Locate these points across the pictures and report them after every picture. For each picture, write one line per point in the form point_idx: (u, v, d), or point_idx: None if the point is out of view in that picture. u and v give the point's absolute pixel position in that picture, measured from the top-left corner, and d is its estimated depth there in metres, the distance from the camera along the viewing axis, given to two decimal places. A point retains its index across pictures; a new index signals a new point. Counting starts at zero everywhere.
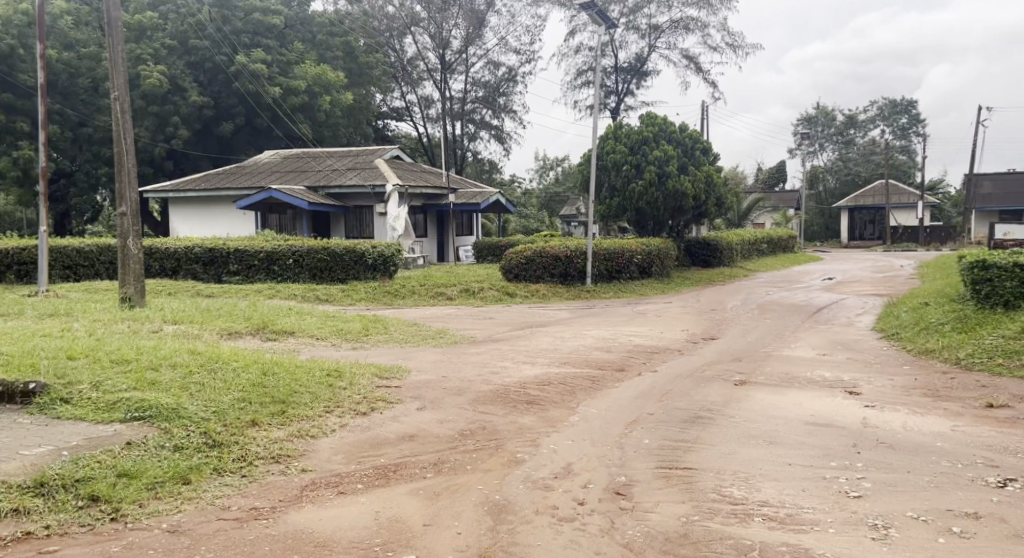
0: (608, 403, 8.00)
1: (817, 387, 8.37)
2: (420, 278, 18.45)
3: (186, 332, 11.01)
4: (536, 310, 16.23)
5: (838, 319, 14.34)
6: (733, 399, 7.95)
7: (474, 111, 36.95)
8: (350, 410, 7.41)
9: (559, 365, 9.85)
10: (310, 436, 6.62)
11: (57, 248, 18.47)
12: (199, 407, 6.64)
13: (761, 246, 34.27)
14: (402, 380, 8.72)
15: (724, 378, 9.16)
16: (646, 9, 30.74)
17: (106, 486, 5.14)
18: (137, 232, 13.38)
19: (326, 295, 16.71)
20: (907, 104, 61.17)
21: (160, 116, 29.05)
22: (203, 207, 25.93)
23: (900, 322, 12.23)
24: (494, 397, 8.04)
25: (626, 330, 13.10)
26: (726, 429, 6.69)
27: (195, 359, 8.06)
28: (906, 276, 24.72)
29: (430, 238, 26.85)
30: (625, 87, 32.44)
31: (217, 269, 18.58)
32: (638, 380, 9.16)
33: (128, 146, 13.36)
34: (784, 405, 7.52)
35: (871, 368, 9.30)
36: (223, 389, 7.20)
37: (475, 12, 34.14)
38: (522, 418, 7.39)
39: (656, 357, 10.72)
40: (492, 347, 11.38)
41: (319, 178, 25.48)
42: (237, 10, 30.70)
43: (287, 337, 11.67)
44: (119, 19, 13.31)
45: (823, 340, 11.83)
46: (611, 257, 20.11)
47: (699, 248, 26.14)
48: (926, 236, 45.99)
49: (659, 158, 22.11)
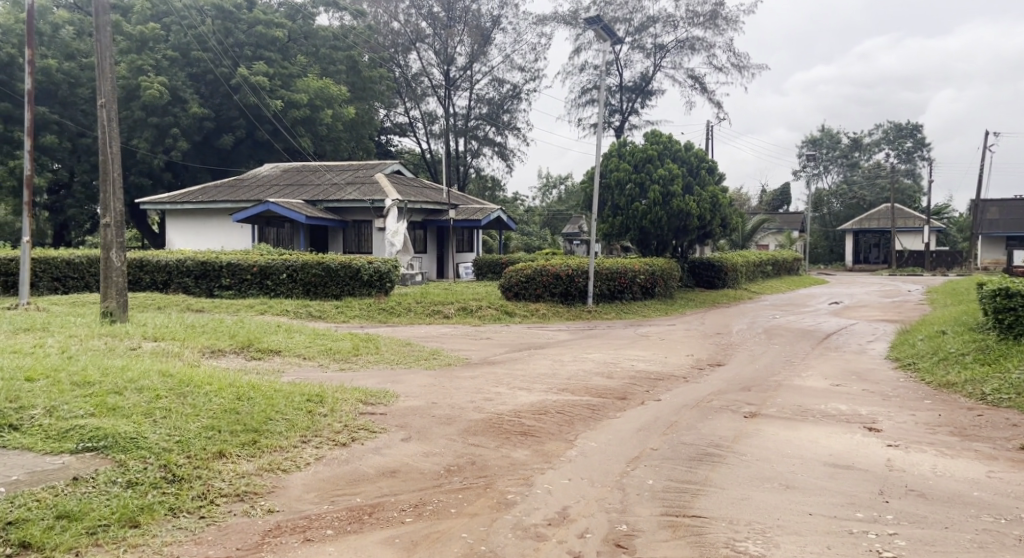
0: (608, 436, 7.42)
1: (833, 422, 7.78)
2: (417, 295, 17.91)
3: (166, 350, 10.46)
4: (535, 331, 15.65)
5: (849, 346, 13.74)
6: (742, 433, 7.37)
7: (477, 128, 36.50)
8: (328, 440, 6.83)
9: (556, 392, 9.26)
10: (282, 470, 6.05)
11: (46, 259, 17.98)
12: (162, 435, 6.09)
13: (766, 268, 33.79)
14: (388, 406, 8.13)
15: (732, 410, 8.57)
16: (652, 28, 30.38)
17: (40, 530, 4.67)
18: (120, 245, 12.86)
19: (319, 312, 16.17)
20: (913, 128, 60.79)
21: (160, 127, 28.69)
22: (199, 219, 25.45)
23: (916, 351, 11.64)
24: (486, 428, 7.46)
25: (629, 354, 12.53)
26: (737, 470, 6.11)
27: (166, 382, 7.47)
28: (915, 302, 24.10)
29: (429, 255, 26.35)
30: (630, 106, 32.05)
31: (208, 283, 18.03)
32: (641, 410, 8.57)
33: (113, 153, 12.83)
34: (799, 443, 6.92)
35: (890, 402, 8.71)
36: (190, 416, 6.62)
37: (480, 28, 33.86)
38: (515, 452, 6.80)
39: (661, 384, 10.13)
40: (486, 370, 10.77)
41: (317, 192, 24.97)
42: (240, 22, 30.42)
43: (272, 356, 11.12)
44: (109, 22, 12.83)
45: (836, 368, 11.23)
46: (613, 277, 19.53)
47: (703, 269, 25.62)
48: (932, 261, 45.31)
49: (664, 176, 21.62)
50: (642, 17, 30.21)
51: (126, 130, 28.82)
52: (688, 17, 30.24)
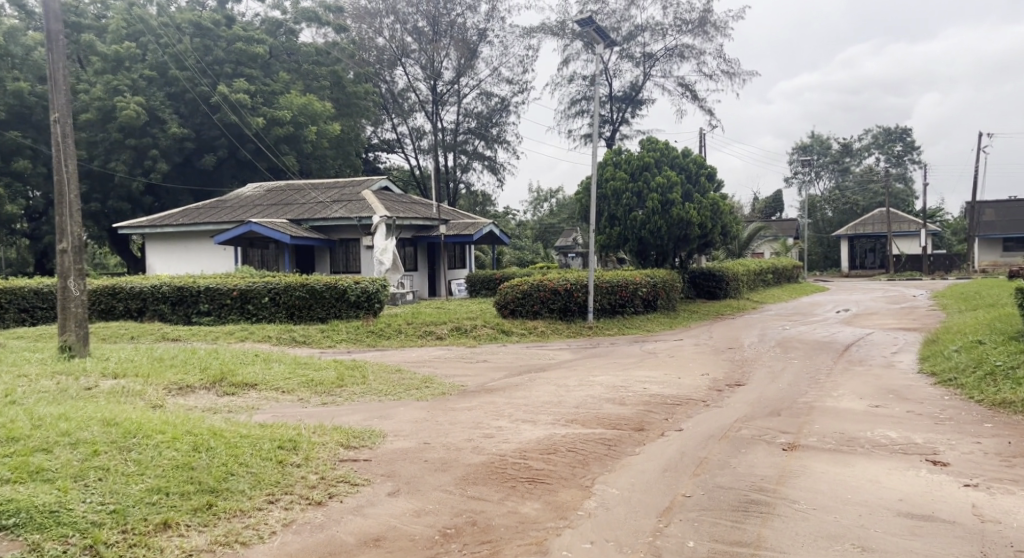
0: (630, 480, 6.35)
1: (887, 453, 6.76)
2: (408, 316, 16.78)
3: (127, 389, 9.35)
4: (534, 351, 14.57)
5: (875, 359, 12.72)
6: (788, 472, 6.30)
7: (466, 142, 35.56)
8: (301, 499, 5.74)
9: (564, 425, 8.15)
10: (241, 543, 5.07)
11: (12, 289, 16.75)
12: (92, 504, 5.12)
13: (766, 276, 32.91)
14: (373, 450, 7.01)
15: (767, 440, 7.49)
16: (641, 37, 29.55)
17: None
18: (78, 272, 11.75)
19: (304, 336, 15.10)
20: (902, 131, 59.98)
21: (139, 149, 27.62)
22: (181, 243, 24.25)
23: (954, 364, 10.60)
24: (487, 475, 6.36)
25: (639, 375, 11.43)
26: (794, 526, 5.13)
27: (109, 432, 6.32)
28: (927, 308, 23.01)
29: (420, 272, 25.22)
30: (620, 116, 31.16)
31: (186, 309, 16.85)
32: (662, 444, 7.47)
33: (69, 173, 11.67)
34: (858, 482, 5.91)
35: (946, 426, 7.70)
36: (132, 476, 5.57)
37: (467, 42, 32.97)
38: (523, 505, 5.76)
39: (679, 411, 9.06)
40: (484, 400, 9.61)
41: (302, 211, 23.89)
42: (219, 39, 29.55)
43: (246, 390, 10.00)
44: (61, 32, 11.77)
45: (868, 386, 10.18)
46: (614, 290, 18.52)
47: (704, 279, 24.62)
48: (930, 265, 44.21)
49: (662, 184, 20.66)
50: (630, 26, 29.37)
51: (103, 153, 27.68)
52: (677, 25, 29.41)
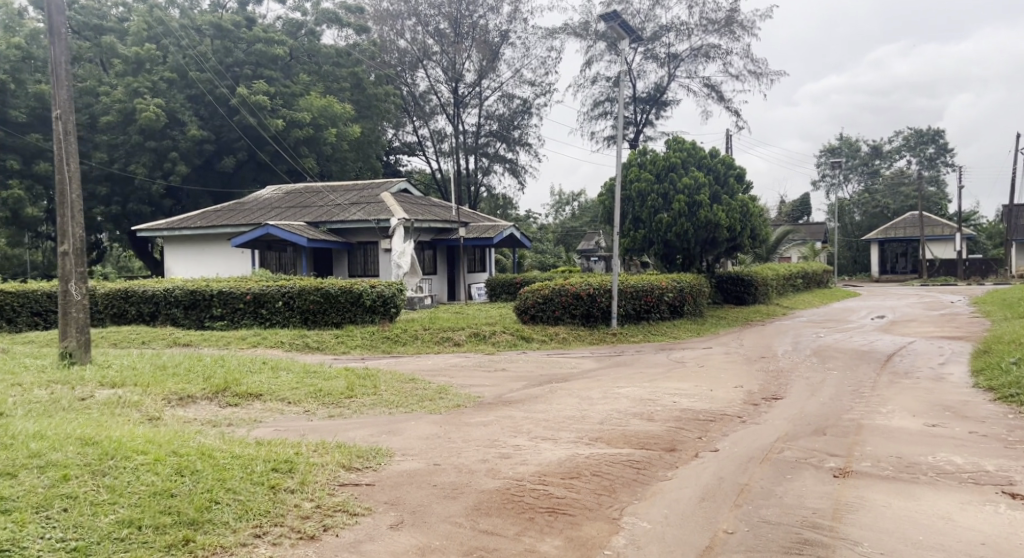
0: (664, 511, 5.62)
1: (958, 482, 5.99)
2: (426, 321, 16.16)
3: (123, 399, 8.78)
4: (556, 359, 13.86)
5: (923, 370, 11.85)
6: (843, 504, 5.54)
7: (487, 144, 34.92)
8: (291, 531, 5.10)
9: (588, 444, 7.44)
10: None
11: (25, 293, 16.34)
12: (50, 541, 4.56)
13: (796, 281, 31.94)
14: (377, 473, 6.35)
15: (814, 465, 6.72)
16: (666, 37, 28.77)
17: None
18: (80, 275, 11.18)
19: (317, 342, 14.51)
20: (934, 133, 58.48)
21: (158, 151, 27.25)
22: (198, 246, 23.83)
23: (1014, 378, 9.75)
24: (502, 504, 5.67)
25: (670, 387, 10.68)
26: None
27: (85, 452, 5.70)
28: (968, 314, 21.98)
29: (439, 276, 24.60)
30: (644, 118, 30.38)
31: (198, 313, 16.33)
32: (697, 467, 6.74)
33: (70, 172, 11.15)
34: (929, 522, 5.15)
35: (1017, 450, 6.91)
36: (102, 506, 4.96)
37: (489, 43, 32.35)
38: (542, 543, 5.08)
39: (713, 427, 8.31)
40: (503, 415, 8.92)
41: (320, 213, 23.38)
42: (240, 40, 29.01)
43: (251, 401, 9.42)
44: (64, 24, 11.19)
45: (920, 402, 9.36)
46: (639, 295, 17.77)
47: (732, 285, 23.76)
48: (965, 270, 42.81)
49: (689, 185, 19.85)
50: (654, 26, 28.59)
51: (122, 156, 27.37)
52: (702, 24, 28.58)
